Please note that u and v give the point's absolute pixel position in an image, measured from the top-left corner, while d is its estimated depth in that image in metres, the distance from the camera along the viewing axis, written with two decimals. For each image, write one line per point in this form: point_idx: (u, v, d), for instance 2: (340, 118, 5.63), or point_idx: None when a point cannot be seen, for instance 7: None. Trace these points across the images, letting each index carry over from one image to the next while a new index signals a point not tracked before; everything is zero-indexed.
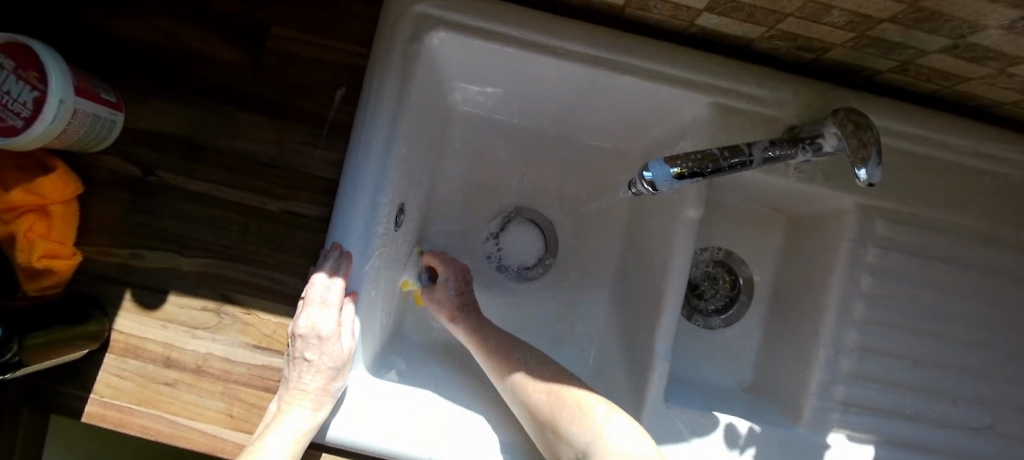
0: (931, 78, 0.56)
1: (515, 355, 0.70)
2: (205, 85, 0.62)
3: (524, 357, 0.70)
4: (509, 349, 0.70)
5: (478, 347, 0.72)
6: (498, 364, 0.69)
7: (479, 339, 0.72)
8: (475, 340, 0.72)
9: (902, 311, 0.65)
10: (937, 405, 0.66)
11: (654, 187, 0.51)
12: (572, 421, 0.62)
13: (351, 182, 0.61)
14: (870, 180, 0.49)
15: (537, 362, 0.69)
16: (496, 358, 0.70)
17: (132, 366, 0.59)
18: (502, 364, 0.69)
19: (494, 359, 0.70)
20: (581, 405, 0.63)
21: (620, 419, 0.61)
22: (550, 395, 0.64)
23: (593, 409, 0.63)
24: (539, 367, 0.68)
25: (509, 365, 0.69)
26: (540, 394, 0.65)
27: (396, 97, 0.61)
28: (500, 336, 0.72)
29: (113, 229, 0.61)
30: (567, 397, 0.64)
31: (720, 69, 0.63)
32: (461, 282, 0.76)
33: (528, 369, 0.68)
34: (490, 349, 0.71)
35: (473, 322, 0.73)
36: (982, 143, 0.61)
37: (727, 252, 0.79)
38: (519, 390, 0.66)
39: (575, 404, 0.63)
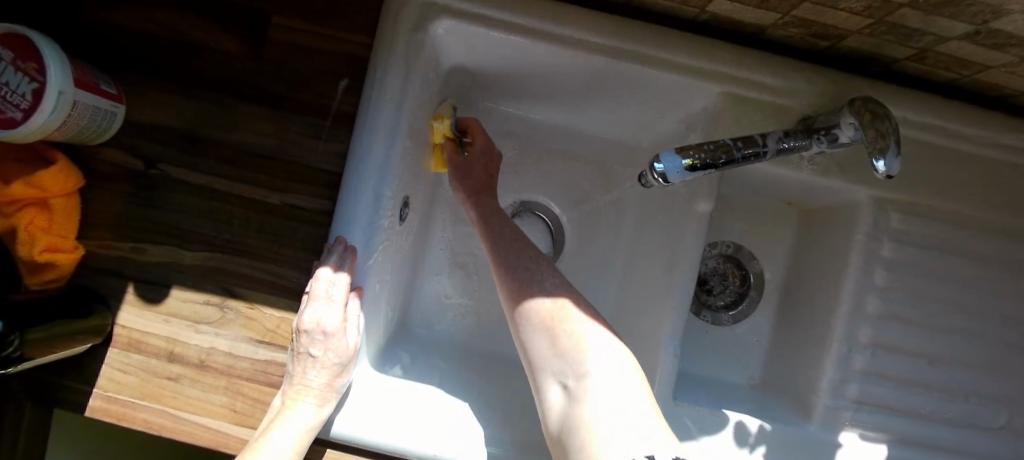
0: (949, 66, 0.52)
1: (522, 249, 0.56)
2: (204, 78, 0.56)
3: (532, 256, 0.56)
4: (518, 249, 0.56)
5: (483, 233, 0.59)
6: (502, 255, 0.56)
7: (485, 222, 0.59)
8: (479, 224, 0.60)
9: (921, 306, 0.59)
10: (952, 403, 0.60)
11: (665, 180, 0.44)
12: (565, 344, 0.49)
13: (353, 174, 0.53)
14: (889, 173, 0.43)
15: (546, 267, 0.55)
16: (501, 246, 0.57)
17: (136, 360, 0.56)
18: (503, 262, 0.55)
19: (499, 247, 0.57)
20: (574, 326, 0.50)
21: (616, 357, 0.48)
22: (553, 304, 0.51)
23: (590, 351, 0.48)
24: (548, 275, 0.54)
25: (519, 282, 0.53)
26: (544, 303, 0.51)
27: (400, 87, 0.53)
28: (510, 226, 0.58)
29: (113, 223, 0.56)
30: (573, 315, 0.51)
31: (730, 56, 0.54)
32: (488, 162, 0.64)
33: (532, 280, 0.53)
34: (496, 233, 0.58)
35: (484, 205, 0.61)
36: (1004, 134, 0.55)
37: (737, 246, 0.69)
38: (520, 282, 0.54)
39: (570, 323, 0.50)
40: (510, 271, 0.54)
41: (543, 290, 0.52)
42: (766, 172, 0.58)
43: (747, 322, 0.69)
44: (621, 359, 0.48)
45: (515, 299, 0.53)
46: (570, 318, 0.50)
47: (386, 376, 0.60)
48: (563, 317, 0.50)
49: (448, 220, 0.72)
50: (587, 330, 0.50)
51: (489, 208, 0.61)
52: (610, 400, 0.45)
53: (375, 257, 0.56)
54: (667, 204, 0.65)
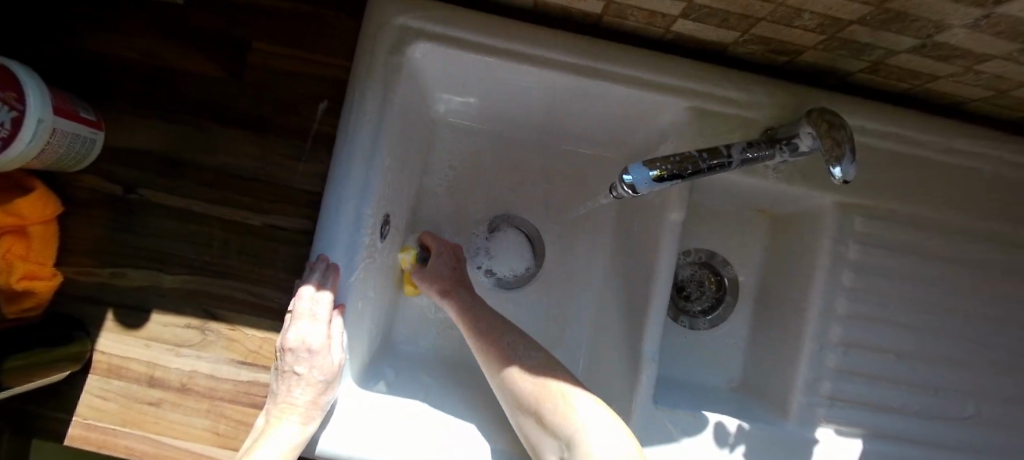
0: (901, 77, 0.55)
1: (502, 334, 0.59)
2: (183, 102, 0.57)
3: (512, 339, 0.58)
4: (498, 337, 0.58)
5: (466, 326, 0.61)
6: (486, 333, 0.59)
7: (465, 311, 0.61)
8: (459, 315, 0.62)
9: (888, 306, 0.61)
10: (921, 398, 0.62)
11: (634, 191, 0.45)
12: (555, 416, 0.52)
13: (334, 194, 0.54)
14: (845, 179, 0.46)
15: (525, 344, 0.58)
16: (488, 341, 0.58)
17: (116, 386, 0.56)
18: (488, 341, 0.58)
19: (482, 325, 0.60)
20: (558, 399, 0.53)
21: (598, 419, 0.50)
22: (537, 384, 0.54)
23: (574, 420, 0.51)
24: (530, 353, 0.57)
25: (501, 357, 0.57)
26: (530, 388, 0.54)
27: (378, 108, 0.55)
28: (493, 313, 0.61)
29: (93, 248, 0.56)
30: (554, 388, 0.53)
31: (695, 72, 0.56)
32: (454, 259, 0.66)
33: (517, 362, 0.56)
34: (478, 321, 0.60)
35: (464, 298, 0.62)
36: (955, 139, 0.58)
37: (710, 252, 0.71)
38: (506, 368, 0.56)
39: (553, 398, 0.53)
40: (500, 362, 0.57)
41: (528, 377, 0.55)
42: (734, 181, 0.60)
43: (724, 328, 0.71)
44: (604, 418, 0.51)
45: (508, 381, 0.56)
46: (552, 394, 0.53)
47: (372, 393, 0.60)
48: (546, 394, 0.53)
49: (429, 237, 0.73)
50: (568, 400, 0.52)
51: (467, 292, 0.63)
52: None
53: (358, 275, 0.56)
54: (641, 215, 0.66)
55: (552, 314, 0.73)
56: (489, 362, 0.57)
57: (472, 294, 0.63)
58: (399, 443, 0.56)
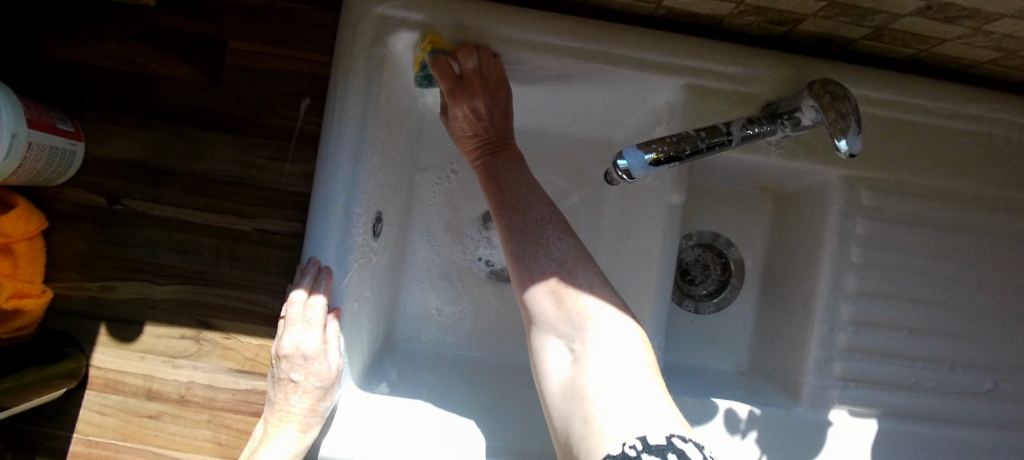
0: (906, 42, 0.52)
1: (529, 209, 0.50)
2: (163, 108, 0.55)
3: (540, 215, 0.49)
4: (524, 208, 0.50)
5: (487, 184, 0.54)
6: (503, 209, 0.50)
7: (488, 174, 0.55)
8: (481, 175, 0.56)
9: (898, 281, 0.59)
10: (936, 374, 0.60)
11: (629, 176, 0.43)
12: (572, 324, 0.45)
13: (322, 194, 0.52)
14: (850, 152, 0.43)
15: (555, 228, 0.49)
16: (504, 209, 0.51)
17: (114, 401, 0.55)
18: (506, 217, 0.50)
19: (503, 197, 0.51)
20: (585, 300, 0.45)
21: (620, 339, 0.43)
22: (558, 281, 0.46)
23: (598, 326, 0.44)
24: (558, 236, 0.48)
25: (522, 236, 0.48)
26: (549, 269, 0.47)
27: (363, 103, 0.53)
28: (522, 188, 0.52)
29: (81, 262, 0.55)
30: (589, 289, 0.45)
31: (692, 47, 0.54)
32: (478, 117, 0.54)
33: (536, 242, 0.48)
34: (509, 192, 0.52)
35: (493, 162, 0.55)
36: (966, 104, 0.55)
37: (714, 234, 0.69)
38: (533, 235, 0.48)
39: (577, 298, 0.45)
40: (519, 232, 0.49)
41: (548, 258, 0.47)
42: (734, 160, 0.58)
43: (731, 309, 0.69)
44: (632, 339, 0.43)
45: (527, 260, 0.47)
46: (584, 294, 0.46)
47: (376, 396, 0.58)
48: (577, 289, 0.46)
49: (426, 233, 0.71)
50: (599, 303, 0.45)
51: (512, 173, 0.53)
52: (610, 379, 0.41)
53: (351, 276, 0.54)
54: (637, 198, 0.65)
55: None
56: (500, 225, 0.50)
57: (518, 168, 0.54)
58: (401, 445, 0.53)
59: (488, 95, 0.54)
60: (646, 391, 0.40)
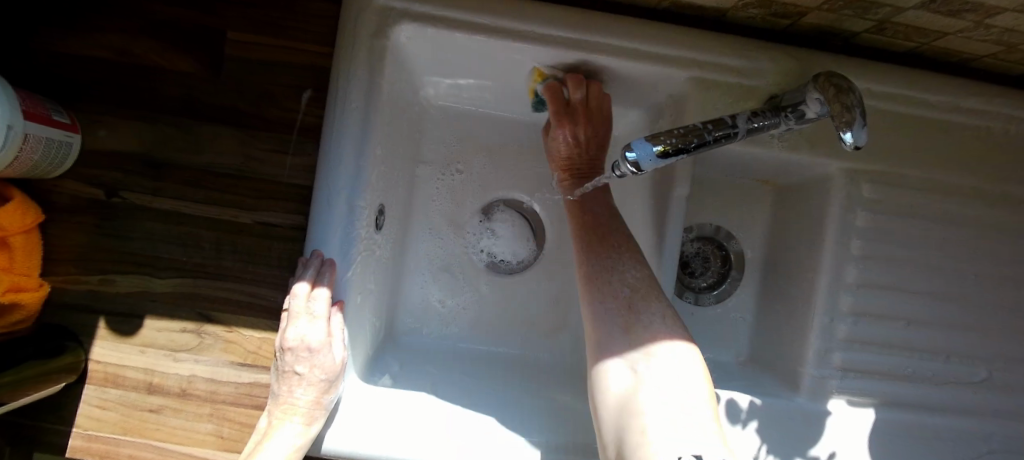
0: (908, 35, 0.52)
1: (607, 233, 0.55)
2: (161, 99, 0.54)
3: (620, 244, 0.54)
4: (605, 233, 0.55)
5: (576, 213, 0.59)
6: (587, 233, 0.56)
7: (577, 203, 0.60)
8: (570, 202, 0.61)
9: (897, 273, 0.59)
10: (932, 363, 0.61)
11: (638, 168, 0.44)
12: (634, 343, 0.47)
13: (324, 187, 0.52)
14: (855, 145, 0.43)
15: (629, 256, 0.53)
16: (588, 233, 0.56)
17: (114, 395, 0.55)
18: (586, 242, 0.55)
19: (588, 223, 0.57)
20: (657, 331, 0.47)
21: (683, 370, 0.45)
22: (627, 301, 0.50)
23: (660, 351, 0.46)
24: (634, 263, 0.52)
25: (599, 259, 0.53)
26: (621, 293, 0.50)
27: (365, 95, 0.52)
28: (605, 221, 0.57)
29: (79, 255, 0.54)
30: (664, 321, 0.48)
31: (696, 40, 0.54)
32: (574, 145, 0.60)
33: (613, 267, 0.52)
34: (591, 219, 0.57)
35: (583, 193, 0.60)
36: (965, 98, 0.56)
37: (715, 227, 0.70)
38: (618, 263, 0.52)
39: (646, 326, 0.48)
40: (602, 257, 0.53)
41: (622, 279, 0.51)
42: (737, 153, 0.58)
43: (731, 302, 0.70)
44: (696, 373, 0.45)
45: (608, 283, 0.51)
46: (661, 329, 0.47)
47: (376, 389, 0.59)
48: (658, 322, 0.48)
49: (427, 226, 0.71)
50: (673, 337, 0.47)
51: (598, 209, 0.58)
52: (664, 406, 0.42)
53: (355, 269, 0.54)
54: (641, 190, 0.65)
55: (556, 295, 0.73)
56: (579, 246, 0.55)
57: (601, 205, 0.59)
58: (406, 442, 0.54)
59: (590, 125, 0.59)
60: (701, 418, 0.42)
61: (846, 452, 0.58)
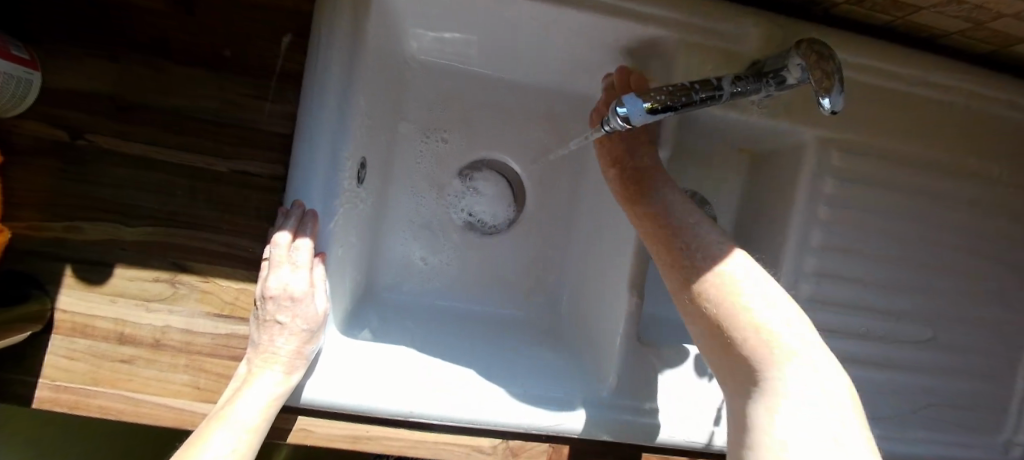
0: (885, 9, 0.54)
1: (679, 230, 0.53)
2: (129, 37, 0.51)
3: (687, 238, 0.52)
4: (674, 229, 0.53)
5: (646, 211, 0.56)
6: (659, 233, 0.54)
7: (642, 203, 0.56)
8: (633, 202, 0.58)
9: (858, 237, 0.63)
10: (883, 323, 0.65)
11: (627, 124, 0.45)
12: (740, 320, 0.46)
13: (306, 136, 0.51)
14: (833, 110, 0.46)
15: (703, 246, 0.51)
16: (658, 234, 0.54)
17: (83, 345, 0.53)
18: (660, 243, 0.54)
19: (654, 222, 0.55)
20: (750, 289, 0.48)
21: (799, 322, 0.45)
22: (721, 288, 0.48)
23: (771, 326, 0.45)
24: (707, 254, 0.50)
25: (676, 261, 0.52)
26: (704, 294, 0.49)
27: (348, 44, 0.51)
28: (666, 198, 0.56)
29: (41, 201, 0.51)
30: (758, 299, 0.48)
31: (685, 3, 0.54)
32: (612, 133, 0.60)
33: (687, 266, 0.51)
34: (664, 216, 0.54)
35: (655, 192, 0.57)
36: (931, 73, 0.58)
37: (694, 193, 0.69)
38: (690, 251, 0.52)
39: (742, 288, 0.47)
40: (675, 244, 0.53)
41: (704, 270, 0.50)
42: (718, 118, 0.59)
43: None
44: (814, 350, 0.44)
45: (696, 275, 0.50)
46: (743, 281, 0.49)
47: (358, 341, 0.60)
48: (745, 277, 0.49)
49: (408, 184, 0.70)
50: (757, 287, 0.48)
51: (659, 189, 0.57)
52: (802, 398, 0.41)
53: (336, 220, 0.55)
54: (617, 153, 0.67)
55: (535, 256, 0.74)
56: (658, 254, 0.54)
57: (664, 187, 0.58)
58: (386, 388, 0.55)
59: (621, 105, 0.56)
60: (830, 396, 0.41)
61: None
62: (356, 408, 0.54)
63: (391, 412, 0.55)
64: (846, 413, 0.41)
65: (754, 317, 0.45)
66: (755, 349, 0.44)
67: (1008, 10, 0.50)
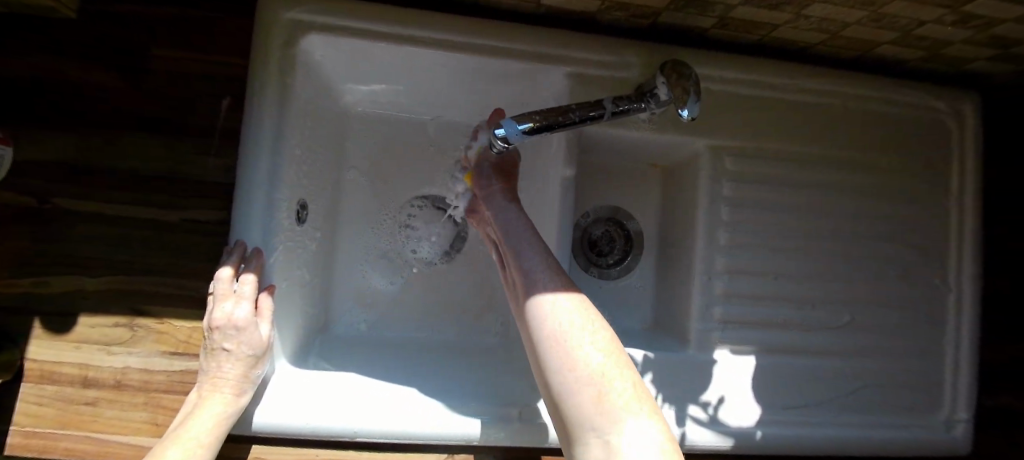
0: (748, 29, 0.61)
1: (514, 231, 0.56)
2: (88, 112, 0.59)
3: (524, 237, 0.55)
4: (510, 233, 0.56)
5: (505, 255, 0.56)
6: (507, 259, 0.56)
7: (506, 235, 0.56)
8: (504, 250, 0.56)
9: (761, 233, 0.68)
10: (801, 311, 0.68)
11: (507, 142, 0.52)
12: (515, 251, 0.54)
13: (244, 183, 0.58)
14: (691, 118, 0.55)
15: (514, 224, 0.56)
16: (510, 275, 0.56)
17: (49, 391, 0.58)
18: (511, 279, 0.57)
19: (510, 239, 0.55)
20: (580, 350, 0.45)
21: (584, 328, 0.46)
22: (506, 235, 0.56)
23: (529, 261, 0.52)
24: (525, 238, 0.55)
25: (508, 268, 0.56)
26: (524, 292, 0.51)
27: (280, 102, 0.59)
28: (522, 222, 0.57)
29: (13, 262, 0.58)
30: (571, 371, 0.44)
31: (570, 42, 0.63)
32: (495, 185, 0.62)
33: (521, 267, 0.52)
34: (511, 237, 0.55)
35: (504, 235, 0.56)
36: (799, 80, 0.66)
37: (614, 208, 0.76)
38: (540, 336, 0.48)
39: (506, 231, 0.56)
40: (511, 294, 0.56)
41: (506, 226, 0.57)
42: (616, 138, 0.66)
43: (634, 276, 0.76)
44: (580, 332, 0.46)
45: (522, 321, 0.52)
46: (569, 340, 0.45)
47: (307, 370, 0.65)
48: (562, 337, 0.46)
49: (356, 221, 0.76)
50: (583, 344, 0.45)
51: (530, 248, 0.53)
52: (585, 389, 0.43)
53: (277, 255, 0.61)
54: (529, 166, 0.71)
55: (478, 280, 0.78)
56: (511, 292, 0.56)
57: (527, 249, 0.53)
58: (332, 407, 0.61)
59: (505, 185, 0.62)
60: (598, 371, 0.43)
61: (732, 396, 0.65)
62: (305, 430, 0.60)
63: (337, 431, 0.60)
64: (645, 421, 0.41)
65: (525, 264, 0.52)
66: (599, 410, 0.42)
67: (849, 20, 0.57)
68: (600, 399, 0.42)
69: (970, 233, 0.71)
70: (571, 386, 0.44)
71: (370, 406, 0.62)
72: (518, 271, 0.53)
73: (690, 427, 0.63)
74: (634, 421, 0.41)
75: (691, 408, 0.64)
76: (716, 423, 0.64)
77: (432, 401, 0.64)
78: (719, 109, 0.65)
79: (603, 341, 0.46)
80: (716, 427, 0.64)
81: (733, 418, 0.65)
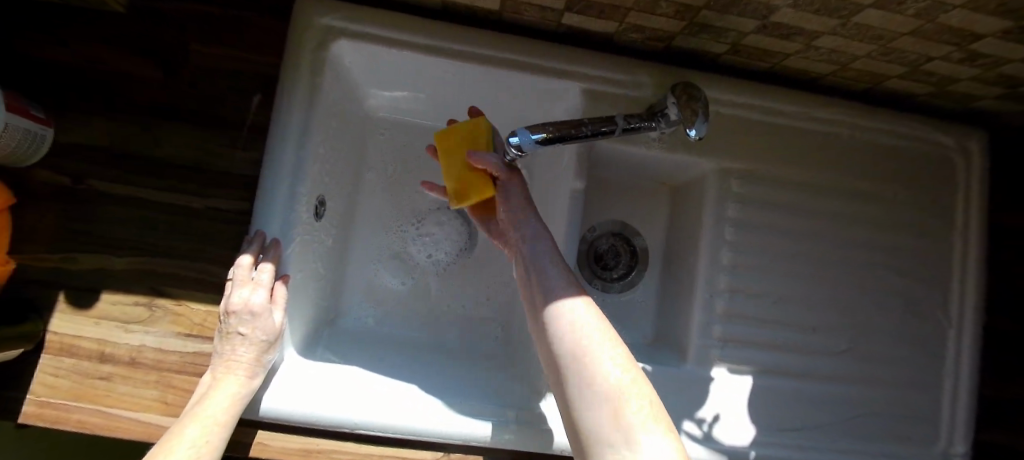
0: (759, 57, 0.64)
1: (532, 242, 0.56)
2: (128, 101, 0.62)
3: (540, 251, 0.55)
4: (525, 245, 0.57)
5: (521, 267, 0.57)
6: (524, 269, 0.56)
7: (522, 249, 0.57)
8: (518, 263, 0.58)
9: (764, 256, 0.69)
10: (802, 335, 0.69)
11: (520, 150, 0.53)
12: (535, 262, 0.55)
13: (268, 176, 0.61)
14: (700, 137, 0.57)
15: (532, 234, 0.57)
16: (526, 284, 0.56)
17: (67, 363, 0.60)
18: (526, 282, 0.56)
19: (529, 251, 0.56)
20: (601, 363, 0.46)
21: (606, 342, 0.47)
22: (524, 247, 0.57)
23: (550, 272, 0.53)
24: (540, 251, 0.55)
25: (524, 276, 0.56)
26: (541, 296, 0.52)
27: (308, 102, 0.62)
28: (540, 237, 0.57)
29: (46, 237, 0.61)
30: (592, 385, 0.45)
31: (586, 60, 0.65)
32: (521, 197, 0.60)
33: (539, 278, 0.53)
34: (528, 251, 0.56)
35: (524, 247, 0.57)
36: (807, 108, 0.68)
37: (622, 223, 0.78)
38: (560, 346, 0.49)
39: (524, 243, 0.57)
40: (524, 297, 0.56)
41: (523, 237, 0.57)
42: (627, 154, 0.69)
43: (637, 291, 0.78)
44: (602, 345, 0.47)
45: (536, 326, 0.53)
46: (591, 353, 0.46)
47: (314, 361, 0.66)
48: (584, 349, 0.47)
49: (371, 221, 0.79)
50: (605, 358, 0.46)
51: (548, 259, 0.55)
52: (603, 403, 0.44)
53: (294, 247, 0.63)
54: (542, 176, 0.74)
55: (484, 285, 0.80)
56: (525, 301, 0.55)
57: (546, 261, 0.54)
58: (333, 397, 0.62)
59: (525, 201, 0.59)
60: (617, 387, 0.44)
61: (728, 414, 0.66)
62: (305, 418, 0.61)
63: (335, 421, 0.61)
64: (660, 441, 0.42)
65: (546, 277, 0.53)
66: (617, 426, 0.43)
67: (858, 52, 0.59)
68: (619, 414, 0.43)
69: (973, 268, 0.72)
70: (589, 399, 0.45)
71: (371, 400, 0.63)
72: (535, 281, 0.54)
73: (684, 443, 0.64)
74: (650, 439, 0.42)
75: (686, 424, 0.64)
76: (711, 440, 0.65)
77: (434, 399, 0.65)
78: (728, 132, 0.67)
79: (623, 355, 0.47)
80: (711, 444, 0.65)
81: (727, 436, 0.65)
